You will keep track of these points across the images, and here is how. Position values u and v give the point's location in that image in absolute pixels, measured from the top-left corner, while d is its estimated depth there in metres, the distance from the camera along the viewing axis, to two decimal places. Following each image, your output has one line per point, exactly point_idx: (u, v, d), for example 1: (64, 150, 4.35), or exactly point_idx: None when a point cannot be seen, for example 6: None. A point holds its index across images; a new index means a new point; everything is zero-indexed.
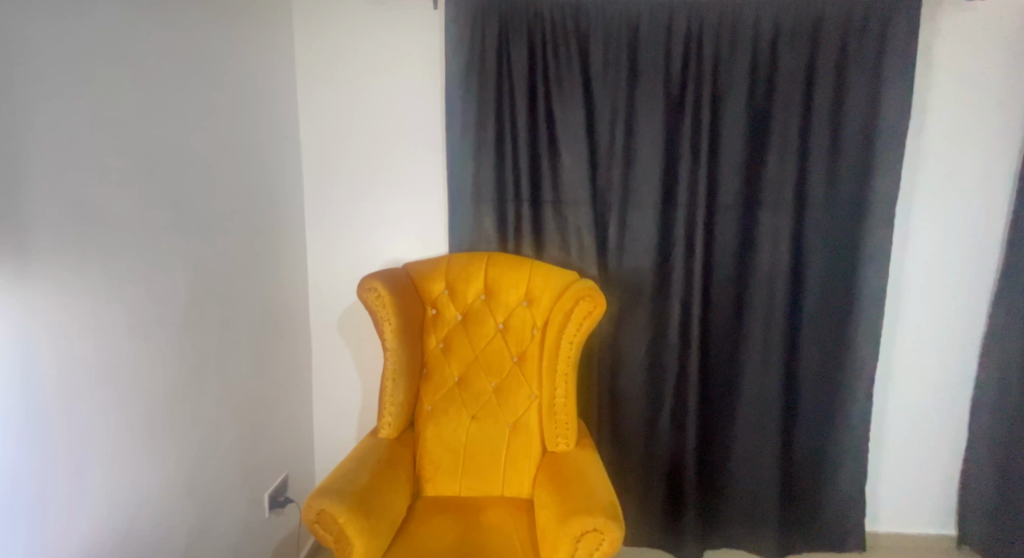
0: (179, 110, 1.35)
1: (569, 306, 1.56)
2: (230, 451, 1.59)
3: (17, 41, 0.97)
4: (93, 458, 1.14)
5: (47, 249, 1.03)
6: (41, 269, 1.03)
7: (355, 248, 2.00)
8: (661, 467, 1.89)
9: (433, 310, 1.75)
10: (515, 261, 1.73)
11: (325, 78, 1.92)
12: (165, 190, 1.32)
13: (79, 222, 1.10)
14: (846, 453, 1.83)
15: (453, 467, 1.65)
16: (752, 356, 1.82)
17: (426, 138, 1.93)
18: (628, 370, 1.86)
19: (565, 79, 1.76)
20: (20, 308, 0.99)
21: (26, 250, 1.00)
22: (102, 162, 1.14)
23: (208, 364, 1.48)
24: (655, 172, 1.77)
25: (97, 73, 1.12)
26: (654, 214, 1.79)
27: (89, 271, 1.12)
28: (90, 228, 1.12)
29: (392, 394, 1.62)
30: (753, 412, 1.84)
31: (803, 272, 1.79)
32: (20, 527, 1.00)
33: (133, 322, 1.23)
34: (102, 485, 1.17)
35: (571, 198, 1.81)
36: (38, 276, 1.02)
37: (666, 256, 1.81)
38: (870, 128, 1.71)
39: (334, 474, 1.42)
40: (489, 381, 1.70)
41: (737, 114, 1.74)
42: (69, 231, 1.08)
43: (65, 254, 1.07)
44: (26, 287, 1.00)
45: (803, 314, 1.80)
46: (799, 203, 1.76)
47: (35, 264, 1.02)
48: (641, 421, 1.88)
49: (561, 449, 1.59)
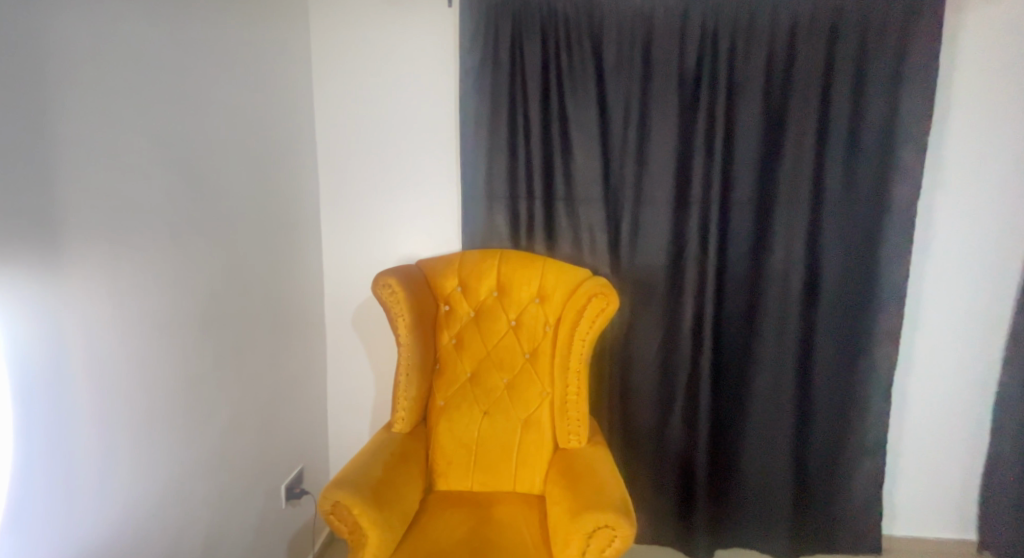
0: (197, 106, 1.38)
1: (582, 303, 1.57)
2: (247, 442, 1.62)
3: (47, 42, 1.01)
4: (117, 444, 1.18)
5: (76, 249, 1.08)
6: (69, 262, 1.06)
7: (369, 245, 2.02)
8: (672, 465, 1.88)
9: (446, 307, 1.77)
10: (527, 258, 1.74)
11: (340, 75, 1.94)
12: (186, 185, 1.34)
13: (107, 221, 1.14)
14: (862, 453, 1.82)
15: (465, 462, 1.67)
16: (765, 355, 1.81)
17: (440, 135, 1.94)
18: (639, 367, 1.86)
19: (578, 75, 1.76)
20: (51, 304, 1.03)
21: (55, 248, 1.04)
22: (127, 160, 1.18)
23: (226, 357, 1.52)
24: (669, 168, 1.76)
25: (122, 73, 1.16)
26: (668, 211, 1.78)
27: (116, 267, 1.16)
28: (117, 226, 1.16)
29: (405, 389, 1.64)
30: (766, 411, 1.83)
31: (820, 271, 1.77)
32: (49, 510, 1.05)
33: (153, 312, 1.26)
34: (126, 471, 1.20)
35: (583, 195, 1.81)
36: (66, 269, 1.06)
37: (679, 254, 1.80)
38: (890, 124, 1.69)
39: (349, 467, 1.45)
40: (501, 377, 1.71)
41: (752, 109, 1.72)
42: (98, 230, 1.12)
43: (91, 248, 1.11)
44: (55, 284, 1.04)
45: (819, 313, 1.78)
46: (815, 201, 1.74)
47: (63, 259, 1.05)
48: (652, 420, 1.88)
49: (572, 446, 1.60)
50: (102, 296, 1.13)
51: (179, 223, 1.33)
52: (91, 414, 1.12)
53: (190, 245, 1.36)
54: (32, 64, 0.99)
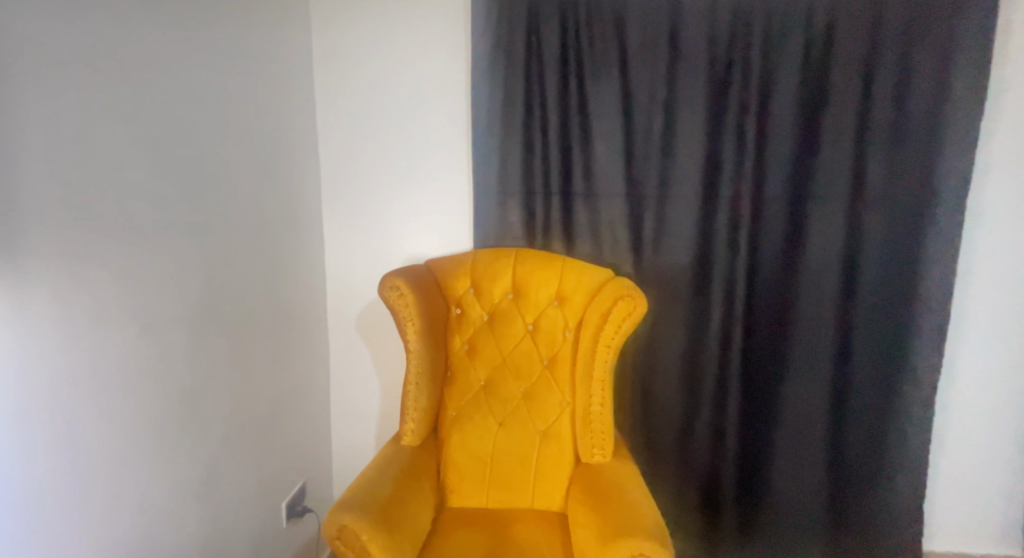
0: (190, 93, 1.26)
1: (607, 306, 1.45)
2: (244, 459, 1.51)
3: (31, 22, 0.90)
4: (101, 465, 1.07)
5: (49, 264, 0.95)
6: (41, 281, 0.94)
7: (374, 244, 1.90)
8: (698, 477, 1.77)
9: (457, 310, 1.65)
10: (544, 258, 1.62)
11: (344, 63, 1.82)
12: (177, 179, 1.23)
13: (88, 230, 1.02)
14: (902, 463, 1.71)
15: (479, 477, 1.56)
16: (797, 361, 1.70)
17: (450, 126, 1.82)
18: (663, 373, 1.75)
19: (599, 60, 1.64)
20: (23, 326, 0.91)
21: (25, 264, 0.91)
22: (114, 154, 1.07)
23: (220, 370, 1.40)
24: (695, 161, 1.65)
25: (111, 59, 1.05)
26: (694, 207, 1.67)
27: (99, 277, 1.05)
28: (100, 234, 1.04)
29: (415, 399, 1.53)
30: (798, 420, 1.72)
31: (858, 270, 1.66)
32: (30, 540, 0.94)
33: (141, 318, 1.15)
34: (110, 495, 1.09)
35: (604, 190, 1.70)
36: (38, 289, 0.93)
37: (707, 252, 1.69)
38: (937, 113, 1.57)
39: (355, 486, 1.34)
40: (517, 386, 1.60)
41: (788, 97, 1.60)
42: (79, 240, 1.00)
43: (66, 262, 0.98)
44: (28, 305, 0.91)
45: (856, 316, 1.67)
46: (853, 196, 1.64)
47: (35, 279, 0.93)
48: (677, 429, 1.76)
49: (596, 461, 1.49)
50: (84, 301, 1.02)
51: (171, 221, 1.22)
52: (63, 440, 1.00)
53: (182, 245, 1.25)
54: (16, 47, 0.88)
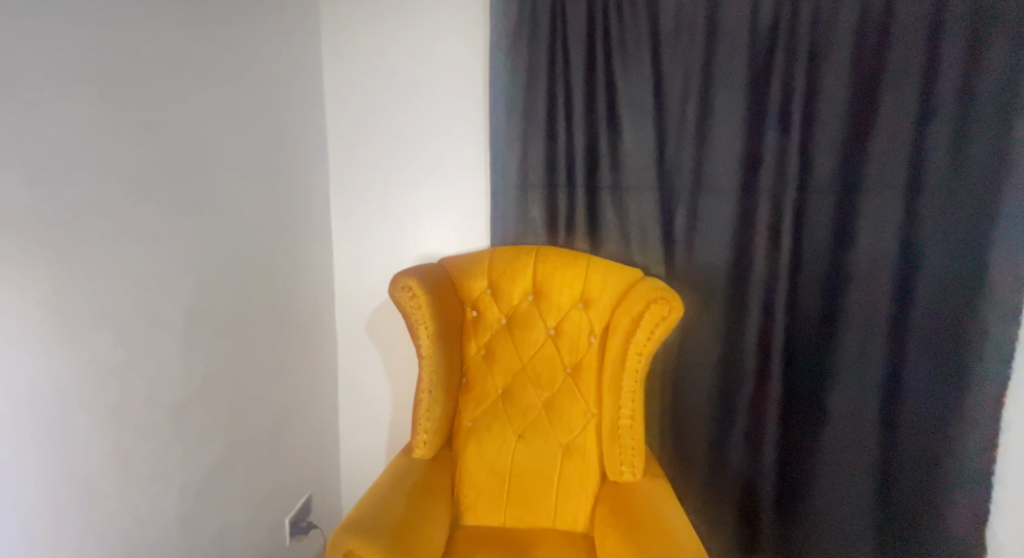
0: (178, 75, 1.17)
1: (638, 310, 1.32)
2: (242, 472, 1.41)
3: None
4: (87, 473, 0.99)
5: (17, 263, 0.86)
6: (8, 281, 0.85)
7: (386, 241, 1.79)
8: (734, 492, 1.65)
9: (473, 312, 1.54)
10: (568, 256, 1.50)
11: (356, 49, 1.72)
12: (165, 166, 1.15)
13: (63, 226, 0.93)
14: (965, 486, 1.53)
15: (497, 493, 1.44)
16: (844, 368, 1.57)
17: (467, 115, 1.70)
18: (696, 380, 1.63)
19: (630, 43, 1.53)
20: None
21: None
22: (94, 141, 0.98)
23: (214, 378, 1.31)
24: (733, 152, 1.53)
25: (89, 37, 0.97)
26: (732, 200, 1.55)
27: (76, 276, 0.96)
28: (77, 230, 0.96)
29: (428, 408, 1.43)
30: (845, 433, 1.59)
31: (914, 271, 1.51)
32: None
33: (129, 314, 1.07)
34: (96, 507, 1.01)
35: (632, 183, 1.57)
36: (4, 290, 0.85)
37: (746, 251, 1.57)
38: (1010, 96, 1.41)
39: (364, 504, 1.24)
40: (538, 394, 1.48)
41: (839, 81, 1.48)
42: (53, 236, 0.92)
43: (38, 261, 0.90)
44: None
45: (912, 321, 1.52)
46: (911, 189, 1.49)
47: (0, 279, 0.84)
48: (710, 439, 1.64)
49: (625, 479, 1.36)
50: (61, 296, 0.93)
51: (159, 211, 1.13)
52: (39, 451, 0.91)
53: (171, 237, 1.17)
54: None
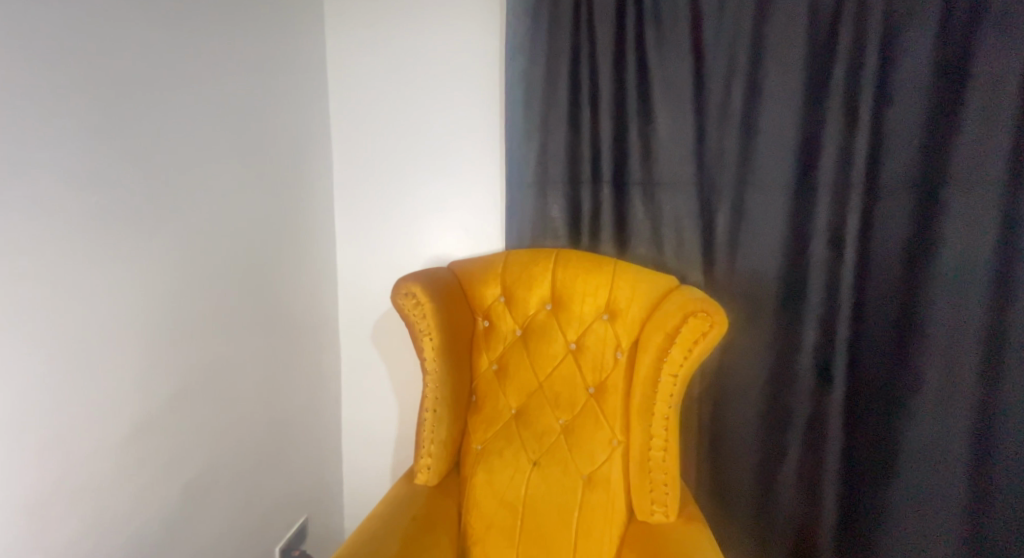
0: (153, 63, 1.05)
1: (674, 324, 1.13)
2: (228, 498, 1.29)
3: None
4: (31, 500, 0.87)
5: None
6: None
7: (393, 242, 1.64)
8: (784, 529, 1.45)
9: (484, 322, 1.38)
10: (592, 259, 1.32)
11: (365, 33, 1.57)
12: (137, 163, 1.03)
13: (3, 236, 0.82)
14: None
15: (508, 528, 1.27)
16: (923, 393, 1.33)
17: (482, 104, 1.54)
18: (740, 403, 1.44)
19: (666, 20, 1.34)
20: None
21: None
22: (41, 138, 0.86)
23: (195, 397, 1.18)
24: (787, 142, 1.34)
25: (38, 21, 0.85)
26: (785, 199, 1.35)
27: (19, 292, 0.85)
28: (21, 240, 0.84)
29: (432, 430, 1.27)
30: (923, 470, 1.35)
31: (1013, 280, 1.26)
32: None
33: (89, 326, 0.95)
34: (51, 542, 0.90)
35: (666, 179, 1.38)
36: None
37: (801, 257, 1.37)
38: None
39: (352, 539, 1.08)
40: (556, 416, 1.31)
41: (918, 58, 1.27)
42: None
43: None
44: None
45: (1008, 342, 1.28)
46: (1011, 183, 1.25)
47: None
48: (757, 469, 1.45)
49: (655, 521, 1.17)
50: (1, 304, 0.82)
51: (128, 210, 1.01)
52: None
53: (144, 236, 1.05)
54: None
